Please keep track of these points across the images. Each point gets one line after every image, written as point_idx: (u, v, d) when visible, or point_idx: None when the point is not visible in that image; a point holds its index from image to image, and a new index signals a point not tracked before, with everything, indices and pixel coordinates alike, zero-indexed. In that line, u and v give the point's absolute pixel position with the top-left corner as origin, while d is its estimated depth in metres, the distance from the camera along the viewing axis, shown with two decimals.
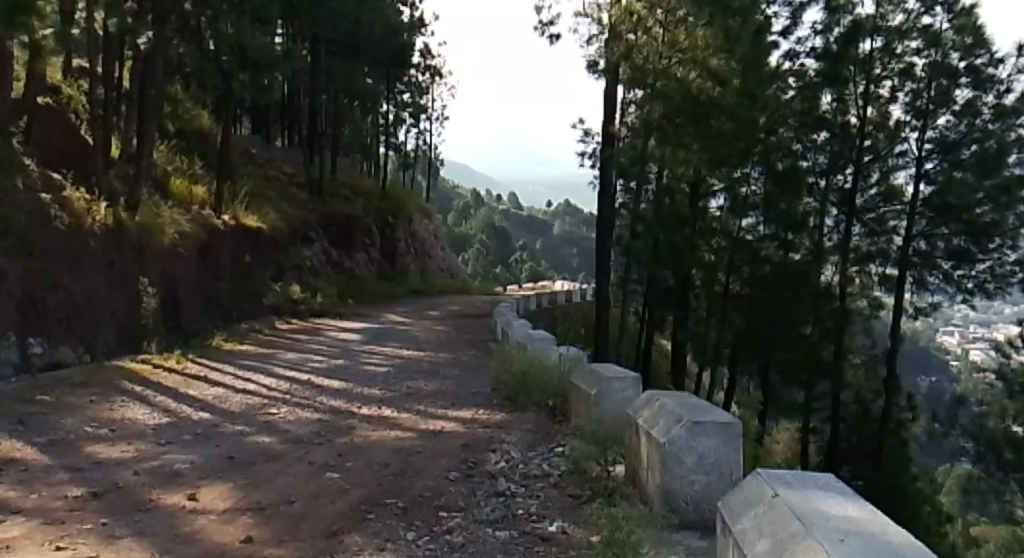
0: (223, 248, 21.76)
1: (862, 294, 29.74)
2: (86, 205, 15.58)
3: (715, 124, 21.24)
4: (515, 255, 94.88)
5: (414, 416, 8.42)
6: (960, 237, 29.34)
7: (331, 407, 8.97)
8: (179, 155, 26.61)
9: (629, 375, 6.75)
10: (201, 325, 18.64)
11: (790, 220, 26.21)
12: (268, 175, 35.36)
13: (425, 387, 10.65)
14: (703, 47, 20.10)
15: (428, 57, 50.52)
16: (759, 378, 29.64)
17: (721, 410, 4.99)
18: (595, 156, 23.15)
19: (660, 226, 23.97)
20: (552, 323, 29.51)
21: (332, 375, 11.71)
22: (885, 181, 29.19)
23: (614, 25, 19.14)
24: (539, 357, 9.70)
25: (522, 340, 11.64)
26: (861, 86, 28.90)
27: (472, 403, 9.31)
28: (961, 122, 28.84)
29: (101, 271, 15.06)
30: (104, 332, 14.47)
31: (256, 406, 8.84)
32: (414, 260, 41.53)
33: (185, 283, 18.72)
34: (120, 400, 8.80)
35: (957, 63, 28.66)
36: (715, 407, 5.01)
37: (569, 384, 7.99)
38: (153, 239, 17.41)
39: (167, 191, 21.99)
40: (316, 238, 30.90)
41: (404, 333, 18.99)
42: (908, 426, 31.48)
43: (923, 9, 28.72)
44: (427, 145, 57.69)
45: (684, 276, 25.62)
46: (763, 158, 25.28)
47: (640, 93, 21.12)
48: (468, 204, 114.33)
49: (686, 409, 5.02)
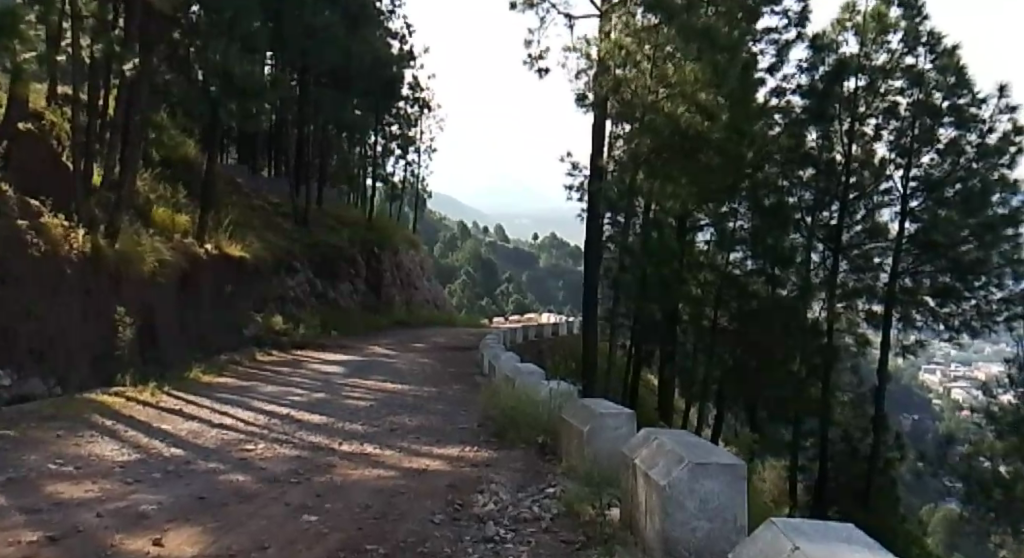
0: (205, 277, 21.35)
1: (849, 330, 29.85)
2: (64, 233, 15.12)
3: (704, 158, 21.39)
4: (502, 287, 94.74)
5: (397, 453, 8.07)
6: (946, 274, 29.17)
7: (311, 443, 8.59)
8: (163, 184, 26.26)
9: (623, 411, 6.41)
10: (180, 356, 18.20)
11: (778, 254, 26.08)
12: (254, 205, 35.04)
13: (409, 423, 10.28)
14: (693, 82, 19.97)
15: (417, 89, 50.55)
16: (746, 414, 29.38)
17: (723, 449, 4.68)
18: (583, 190, 23.06)
19: (649, 258, 23.59)
20: (539, 356, 29.20)
21: (312, 410, 11.34)
22: (869, 218, 29.27)
23: (603, 60, 19.04)
24: (529, 393, 9.26)
25: (510, 373, 11.30)
26: (846, 123, 29.06)
27: (458, 439, 8.97)
28: (945, 160, 28.99)
29: (76, 301, 14.63)
30: (77, 363, 14.09)
31: (232, 442, 8.47)
32: (400, 291, 41.21)
33: (163, 313, 18.28)
34: (88, 435, 8.41)
35: (941, 102, 28.78)
36: (716, 446, 4.69)
37: (560, 420, 7.70)
38: (133, 268, 17.01)
39: (149, 219, 21.63)
40: (301, 268, 30.57)
41: (388, 366, 18.61)
42: (897, 465, 31.21)
43: (906, 49, 28.91)
44: (415, 176, 57.57)
45: (670, 311, 25.10)
46: (750, 192, 25.44)
47: (628, 128, 20.51)
48: (455, 236, 114.40)
49: (685, 450, 4.70)
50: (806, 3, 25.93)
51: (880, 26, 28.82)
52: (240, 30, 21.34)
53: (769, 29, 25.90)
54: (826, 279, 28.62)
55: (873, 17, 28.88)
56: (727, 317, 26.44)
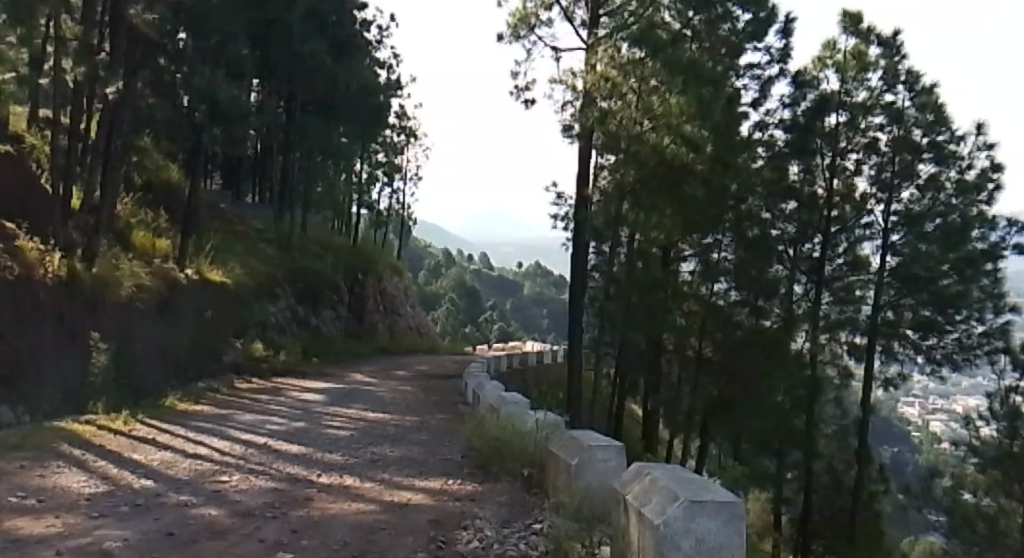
0: (184, 303, 20.99)
1: (832, 363, 29.46)
2: (40, 256, 14.99)
3: (689, 191, 21.14)
4: (486, 314, 94.50)
5: (378, 486, 7.79)
6: (928, 308, 29.39)
7: (289, 474, 8.29)
8: (144, 208, 25.95)
9: (613, 443, 6.20)
10: (156, 383, 17.80)
11: (761, 285, 26.49)
12: (236, 230, 34.71)
13: (391, 454, 9.99)
14: (678, 114, 19.46)
15: (403, 118, 50.59)
16: (731, 445, 29.20)
17: (719, 486, 4.45)
18: (568, 219, 22.95)
19: (636, 289, 23.36)
20: (524, 385, 28.91)
21: (291, 440, 11.03)
22: (851, 251, 29.41)
23: (589, 91, 19.29)
24: (514, 423, 9.00)
25: (495, 403, 11.03)
26: (827, 158, 29.14)
27: (441, 471, 8.70)
28: (925, 196, 29.24)
29: (49, 326, 14.28)
30: (48, 391, 13.69)
31: (206, 473, 8.16)
32: (384, 318, 40.90)
33: (140, 340, 17.90)
34: (56, 465, 8.07)
35: (920, 139, 29.01)
36: (712, 483, 4.45)
37: (547, 451, 7.47)
38: (110, 293, 16.74)
39: (128, 243, 21.32)
40: (282, 294, 30.24)
41: (370, 395, 18.30)
42: (881, 498, 31.06)
43: (885, 86, 29.15)
44: (400, 204, 57.39)
45: (656, 341, 24.63)
46: (734, 225, 25.61)
47: (612, 159, 20.43)
48: (439, 264, 114.35)
49: (679, 486, 4.46)
50: (790, 39, 26.13)
51: (859, 63, 28.98)
52: (226, 54, 21.20)
53: (752, 64, 26.07)
54: (809, 311, 28.38)
55: (854, 55, 29.02)
56: (711, 348, 25.67)
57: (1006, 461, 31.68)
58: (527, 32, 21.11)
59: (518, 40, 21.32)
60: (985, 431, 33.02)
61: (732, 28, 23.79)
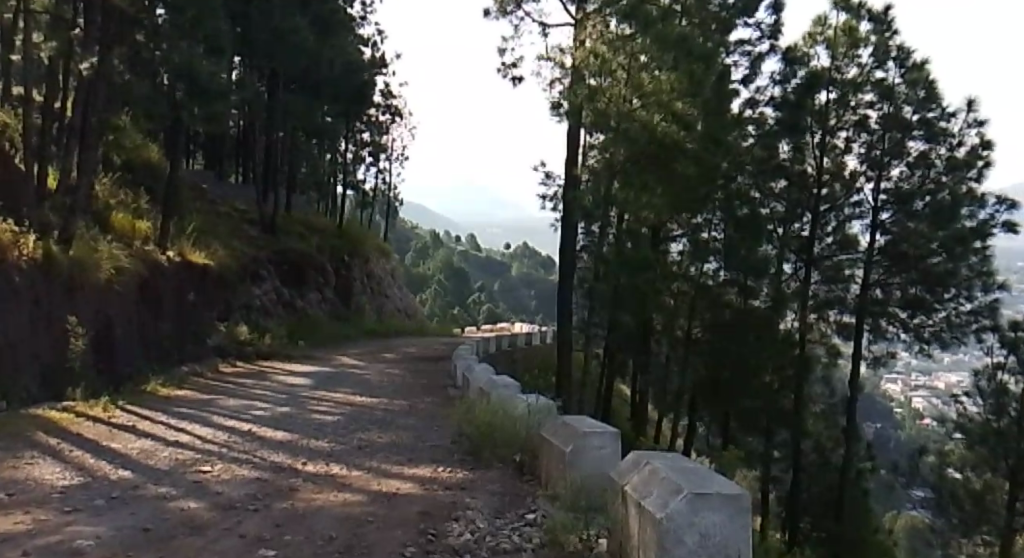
0: (165, 286, 20.56)
1: (820, 341, 29.79)
2: (14, 239, 14.54)
3: (679, 169, 20.13)
4: (474, 295, 94.38)
5: (366, 474, 7.54)
6: (916, 286, 29.21)
7: (273, 462, 8.04)
8: (124, 189, 25.45)
9: (608, 429, 5.97)
10: (136, 367, 17.45)
11: (751, 265, 25.52)
12: (220, 211, 34.28)
13: (379, 439, 9.74)
14: (669, 91, 19.04)
15: (389, 97, 50.00)
16: (719, 425, 29.20)
17: (721, 477, 4.19)
18: (556, 199, 22.65)
19: (626, 269, 22.43)
20: (512, 366, 28.75)
21: (276, 426, 10.74)
22: (839, 230, 29.47)
23: (579, 68, 19.41)
24: (505, 407, 8.74)
25: (486, 385, 10.80)
26: (817, 136, 28.99)
27: (430, 458, 8.47)
28: (915, 172, 29.05)
29: (25, 310, 13.88)
30: (24, 377, 13.31)
31: (187, 462, 7.88)
32: (370, 300, 40.58)
33: (120, 324, 17.55)
34: (29, 456, 7.77)
35: (911, 116, 28.84)
36: (715, 474, 4.19)
37: (540, 437, 7.25)
38: (88, 275, 16.35)
39: (107, 225, 20.85)
40: (268, 276, 30.02)
41: (356, 378, 18.04)
42: (869, 476, 31.17)
43: (876, 63, 28.89)
44: (386, 184, 56.89)
45: (644, 321, 24.45)
46: (723, 204, 25.01)
47: (600, 137, 19.81)
48: (426, 245, 114.06)
49: (680, 476, 4.20)
50: (780, 15, 25.83)
51: (850, 40, 28.72)
52: (203, 30, 20.57)
53: (742, 41, 25.75)
54: (798, 290, 28.52)
55: (844, 31, 28.79)
56: (700, 328, 26.04)
57: (992, 438, 31.85)
58: (514, 8, 20.72)
59: (505, 16, 20.91)
60: (972, 410, 33.00)
61: (720, 4, 23.41)
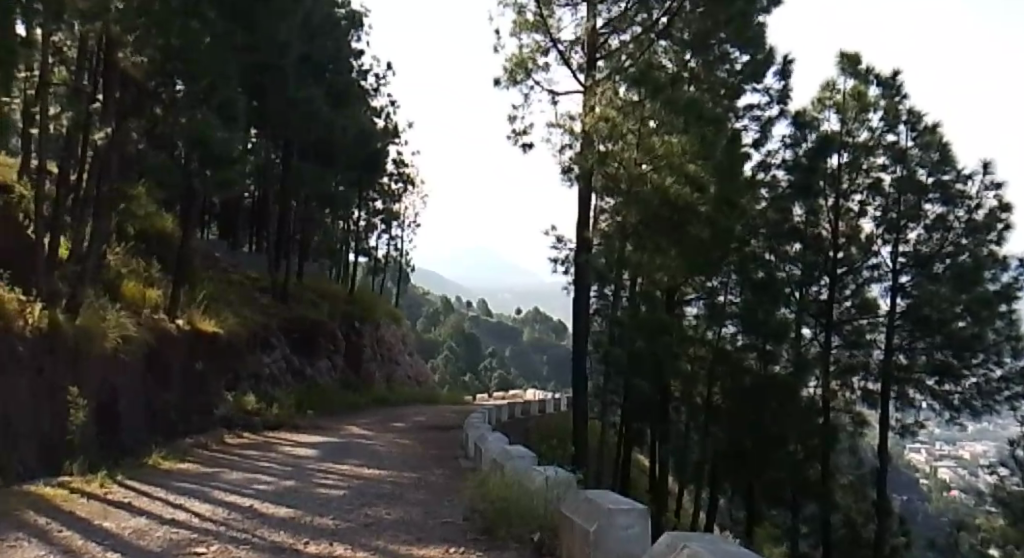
0: (174, 355, 20.22)
1: (845, 410, 29.04)
2: (19, 307, 14.36)
3: (694, 232, 20.14)
4: (485, 361, 93.78)
5: (371, 555, 7.04)
6: (944, 350, 28.54)
7: (273, 542, 7.52)
8: (136, 258, 25.36)
9: (634, 505, 5.48)
10: (140, 439, 16.99)
11: (769, 328, 25.38)
12: (232, 279, 34.12)
13: (386, 516, 9.19)
14: (680, 153, 18.61)
15: (401, 165, 50.37)
16: (741, 495, 28.23)
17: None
18: (568, 263, 22.36)
19: (640, 332, 21.78)
20: (526, 435, 28.06)
21: (279, 501, 10.19)
22: (859, 293, 28.71)
23: (588, 133, 18.48)
24: (520, 480, 8.15)
25: (499, 457, 10.20)
26: (831, 200, 28.84)
27: (441, 537, 7.91)
28: (933, 235, 28.75)
29: (27, 380, 13.50)
30: (23, 450, 12.85)
31: (181, 542, 7.39)
32: (381, 366, 40.08)
33: (125, 395, 17.16)
34: (14, 538, 7.29)
35: (925, 178, 28.62)
36: (753, 555, 3.46)
37: (559, 514, 6.75)
38: (94, 344, 16.01)
39: (117, 293, 20.62)
40: (277, 343, 29.74)
41: (365, 449, 17.43)
42: (904, 551, 30.10)
43: (886, 127, 28.84)
44: (399, 252, 56.98)
45: (663, 388, 23.85)
46: (738, 266, 25.22)
47: (612, 202, 19.63)
48: (438, 312, 114.14)
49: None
50: (789, 80, 25.89)
51: (860, 104, 28.66)
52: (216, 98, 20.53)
53: (751, 106, 25.74)
54: (819, 356, 27.83)
55: (854, 96, 28.71)
56: (720, 395, 25.25)
57: None
58: (525, 77, 20.76)
59: (515, 85, 20.94)
60: (1010, 482, 32.36)
61: (728, 69, 23.49)
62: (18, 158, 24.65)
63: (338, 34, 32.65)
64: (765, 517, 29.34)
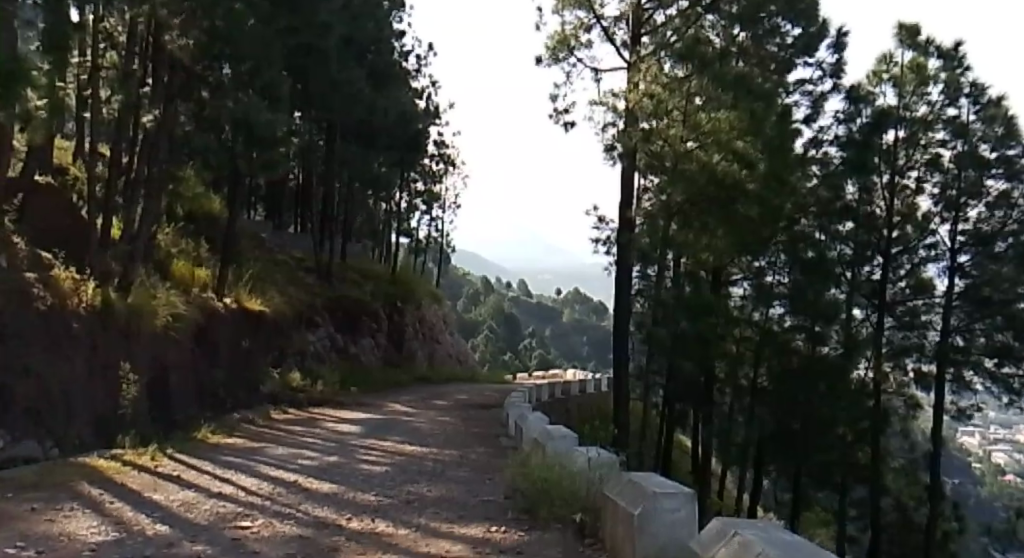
0: (222, 333, 20.58)
1: (898, 394, 28.12)
2: (74, 286, 14.70)
3: (743, 211, 19.88)
4: (526, 341, 94.04)
5: (413, 532, 7.07)
6: (1005, 332, 27.37)
7: (317, 518, 7.60)
8: (185, 238, 25.77)
9: (682, 489, 5.46)
10: (190, 415, 17.34)
11: (819, 310, 24.89)
12: (277, 259, 34.53)
13: (429, 493, 9.23)
14: (728, 130, 18.34)
15: (442, 146, 50.42)
16: (786, 478, 27.93)
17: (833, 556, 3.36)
18: (609, 243, 22.19)
19: (688, 311, 21.76)
20: (567, 415, 28.06)
21: (323, 477, 10.30)
22: (914, 274, 28.17)
23: (632, 110, 17.99)
24: (564, 461, 8.11)
25: (541, 438, 10.11)
26: (886, 178, 28.02)
27: (482, 515, 7.94)
28: (995, 213, 27.90)
29: (81, 357, 13.82)
30: (79, 425, 13.18)
31: (227, 517, 7.50)
32: (423, 345, 40.38)
33: (175, 371, 17.51)
34: (68, 508, 7.47)
35: (987, 153, 27.76)
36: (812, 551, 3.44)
37: (602, 495, 6.75)
38: (145, 322, 16.33)
39: (167, 272, 20.99)
40: (322, 322, 30.09)
41: (407, 426, 17.54)
42: (955, 537, 29.61)
43: (946, 101, 27.93)
44: (440, 232, 57.21)
45: (709, 370, 23.59)
46: (788, 245, 24.71)
47: (655, 180, 19.22)
48: (478, 293, 114.62)
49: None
50: (842, 54, 25.23)
51: (919, 77, 27.81)
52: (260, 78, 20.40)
53: (802, 81, 25.15)
54: (871, 337, 27.19)
55: (912, 68, 27.89)
56: (766, 376, 25.06)
57: None
58: (567, 55, 20.55)
59: (557, 62, 20.75)
60: None
61: (778, 44, 22.94)
62: (71, 140, 25.15)
63: (380, 15, 32.68)
64: (811, 501, 29.00)
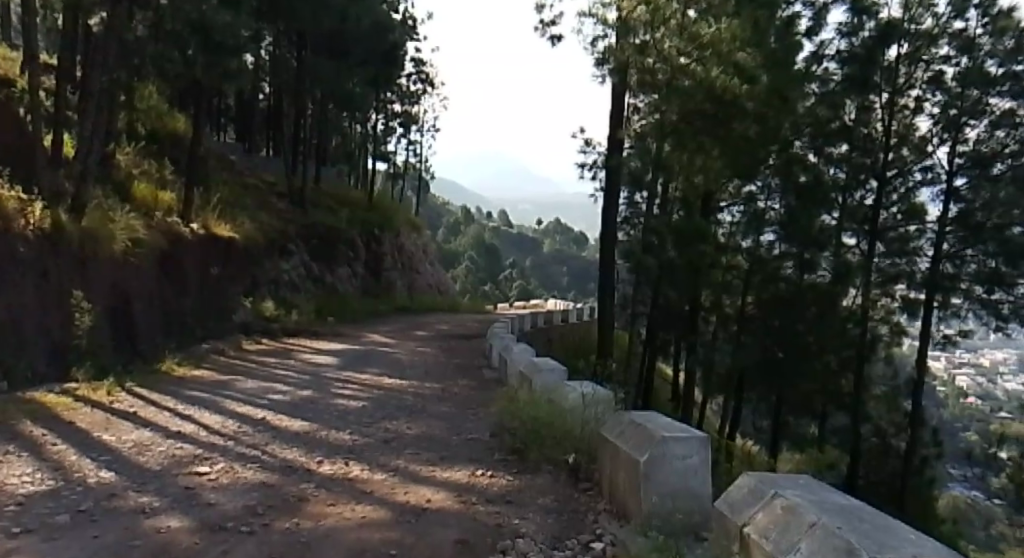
0: (188, 259, 19.57)
1: (884, 321, 28.39)
2: (20, 207, 13.62)
3: (737, 127, 18.70)
4: (505, 271, 93.31)
5: (389, 478, 6.36)
6: (995, 259, 26.87)
7: (283, 462, 6.85)
8: (147, 158, 24.42)
9: (694, 435, 4.85)
10: (155, 344, 16.50)
11: (809, 237, 24.77)
12: (248, 184, 33.27)
13: (409, 432, 8.53)
14: (729, 40, 17.34)
15: (421, 65, 48.50)
16: (768, 406, 27.77)
17: (903, 525, 3.08)
18: (596, 168, 21.24)
19: (674, 238, 21.00)
20: (548, 345, 27.50)
21: (293, 413, 9.55)
22: (906, 199, 27.81)
23: (626, 20, 17.34)
24: (555, 398, 7.42)
25: (528, 370, 9.45)
26: (885, 97, 27.52)
27: (467, 457, 7.26)
28: (997, 132, 26.96)
29: (31, 284, 12.91)
30: (31, 355, 12.36)
31: (182, 461, 6.76)
32: (401, 275, 39.49)
33: (138, 299, 16.56)
34: (2, 452, 6.69)
35: (994, 70, 26.75)
36: (903, 536, 2.90)
37: (599, 438, 6.12)
38: (102, 246, 15.35)
39: (128, 195, 19.89)
40: (297, 250, 29.05)
41: (384, 358, 16.83)
42: (934, 464, 29.77)
43: (955, 13, 26.91)
44: (417, 157, 55.80)
45: (696, 300, 23.08)
46: (780, 172, 23.48)
47: (646, 100, 18.34)
48: (456, 223, 113.24)
49: (848, 525, 3.04)
50: None
51: None
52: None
53: None
54: (862, 263, 26.86)
55: None
56: (754, 303, 25.15)
57: None
58: None
59: None
60: None
61: None
62: (18, 51, 23.44)
63: None
64: (791, 430, 28.99)
